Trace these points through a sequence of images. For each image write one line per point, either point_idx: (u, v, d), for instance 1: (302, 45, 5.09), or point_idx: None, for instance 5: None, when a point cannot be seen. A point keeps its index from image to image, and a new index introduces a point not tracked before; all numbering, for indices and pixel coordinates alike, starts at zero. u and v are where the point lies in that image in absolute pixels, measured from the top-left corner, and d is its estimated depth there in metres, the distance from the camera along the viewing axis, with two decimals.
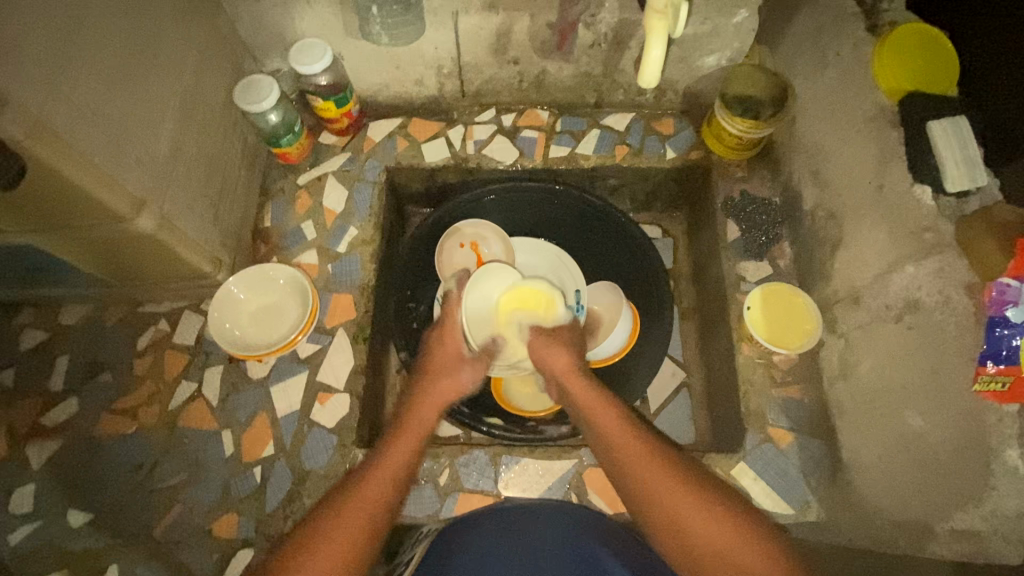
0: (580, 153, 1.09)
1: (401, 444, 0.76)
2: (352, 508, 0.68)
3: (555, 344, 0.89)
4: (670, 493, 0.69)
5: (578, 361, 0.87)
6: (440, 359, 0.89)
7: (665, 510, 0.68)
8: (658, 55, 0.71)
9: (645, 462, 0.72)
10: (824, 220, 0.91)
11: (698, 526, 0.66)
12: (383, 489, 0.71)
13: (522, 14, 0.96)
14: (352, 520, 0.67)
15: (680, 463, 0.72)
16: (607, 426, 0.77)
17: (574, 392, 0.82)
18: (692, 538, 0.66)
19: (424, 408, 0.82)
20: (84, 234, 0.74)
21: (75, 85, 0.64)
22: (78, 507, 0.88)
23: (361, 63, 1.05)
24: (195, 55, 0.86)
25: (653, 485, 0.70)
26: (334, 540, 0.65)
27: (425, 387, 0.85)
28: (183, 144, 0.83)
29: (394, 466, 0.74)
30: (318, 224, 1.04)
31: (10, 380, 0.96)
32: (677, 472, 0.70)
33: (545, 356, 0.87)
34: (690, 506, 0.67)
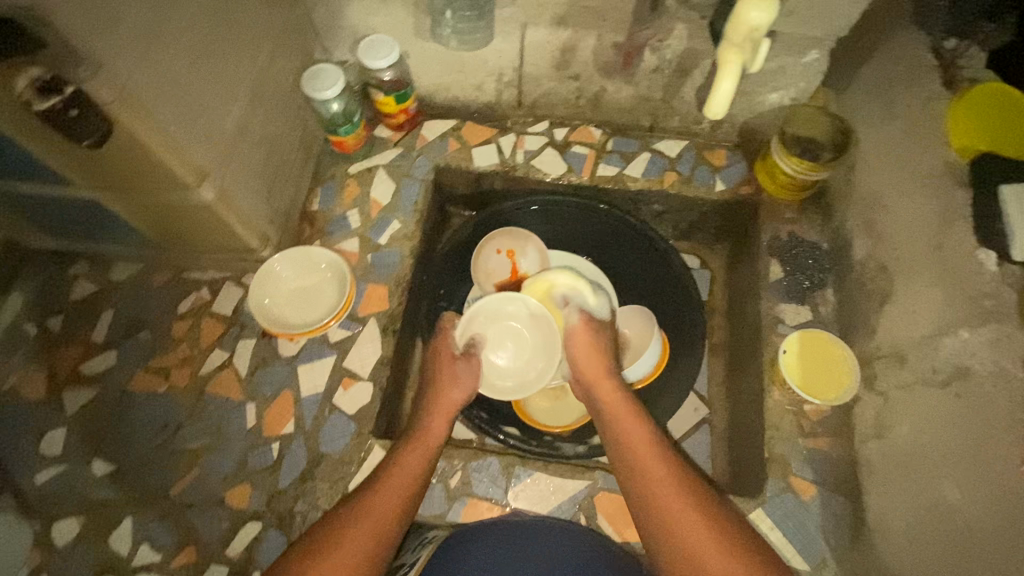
0: (628, 175, 1.09)
1: (409, 459, 0.78)
2: (360, 516, 0.72)
3: (593, 336, 0.90)
4: (690, 527, 0.69)
5: (611, 363, 0.88)
6: (441, 366, 0.90)
7: (680, 538, 0.69)
8: (726, 86, 0.71)
9: (668, 490, 0.73)
10: (874, 273, 0.90)
11: (711, 558, 0.67)
12: (393, 503, 0.74)
13: (590, 33, 0.96)
14: (359, 534, 0.70)
15: (702, 490, 0.73)
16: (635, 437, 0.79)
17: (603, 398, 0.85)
18: (705, 567, 0.67)
19: (435, 423, 0.84)
20: (150, 198, 0.77)
21: (165, 59, 0.66)
22: (103, 458, 0.91)
23: (425, 63, 1.07)
24: (271, 39, 0.89)
25: (672, 515, 0.71)
26: (352, 547, 0.69)
27: (435, 399, 0.87)
28: (250, 124, 0.86)
29: (404, 477, 0.76)
30: (363, 214, 1.06)
31: (59, 327, 1.00)
32: (699, 505, 0.71)
33: (581, 349, 0.88)
34: (706, 544, 0.68)
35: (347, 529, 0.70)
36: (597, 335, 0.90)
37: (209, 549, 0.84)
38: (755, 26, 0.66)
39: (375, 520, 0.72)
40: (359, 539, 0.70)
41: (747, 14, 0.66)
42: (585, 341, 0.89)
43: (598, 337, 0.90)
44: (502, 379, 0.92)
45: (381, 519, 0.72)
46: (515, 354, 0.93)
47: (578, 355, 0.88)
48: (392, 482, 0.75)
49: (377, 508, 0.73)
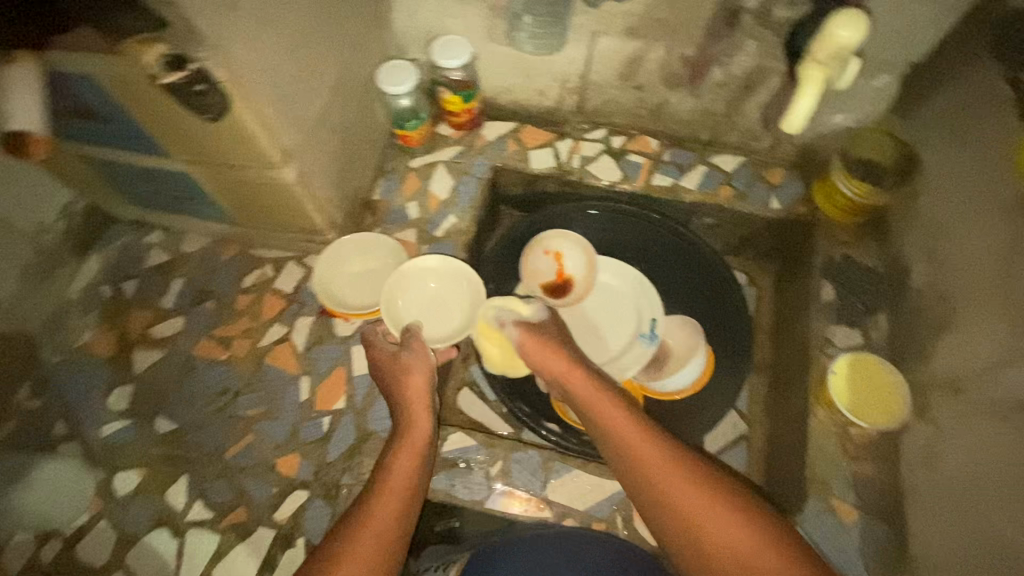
0: (683, 186, 1.11)
1: (399, 462, 0.77)
2: (363, 524, 0.70)
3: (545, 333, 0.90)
4: (705, 515, 0.69)
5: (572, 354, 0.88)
6: (389, 366, 0.89)
7: (697, 529, 0.69)
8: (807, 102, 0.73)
9: (672, 478, 0.72)
10: (933, 303, 0.89)
11: (733, 541, 0.67)
12: (394, 506, 0.72)
13: (659, 45, 0.98)
14: (371, 530, 0.69)
15: (703, 472, 0.73)
16: (620, 429, 0.78)
17: (578, 391, 0.84)
18: (730, 551, 0.66)
19: (416, 419, 0.83)
20: (237, 174, 0.82)
21: (272, 45, 0.70)
22: (165, 417, 0.96)
23: (493, 65, 1.10)
24: (356, 33, 0.94)
25: (685, 503, 0.71)
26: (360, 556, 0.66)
27: (404, 394, 0.85)
28: (331, 112, 0.90)
29: (398, 480, 0.75)
30: (421, 207, 1.10)
31: (132, 291, 1.06)
32: (705, 491, 0.71)
33: (540, 347, 0.88)
34: (725, 523, 0.68)
35: (351, 540, 0.68)
36: (549, 333, 0.91)
37: (258, 511, 0.89)
38: (843, 44, 0.69)
39: (379, 527, 0.70)
40: (367, 546, 0.68)
41: (835, 32, 0.69)
42: (539, 340, 0.89)
43: (551, 334, 0.90)
44: (451, 323, 0.99)
45: (386, 525, 0.70)
46: (444, 298, 1.00)
47: (539, 356, 0.88)
48: (391, 481, 0.75)
49: (379, 515, 0.71)
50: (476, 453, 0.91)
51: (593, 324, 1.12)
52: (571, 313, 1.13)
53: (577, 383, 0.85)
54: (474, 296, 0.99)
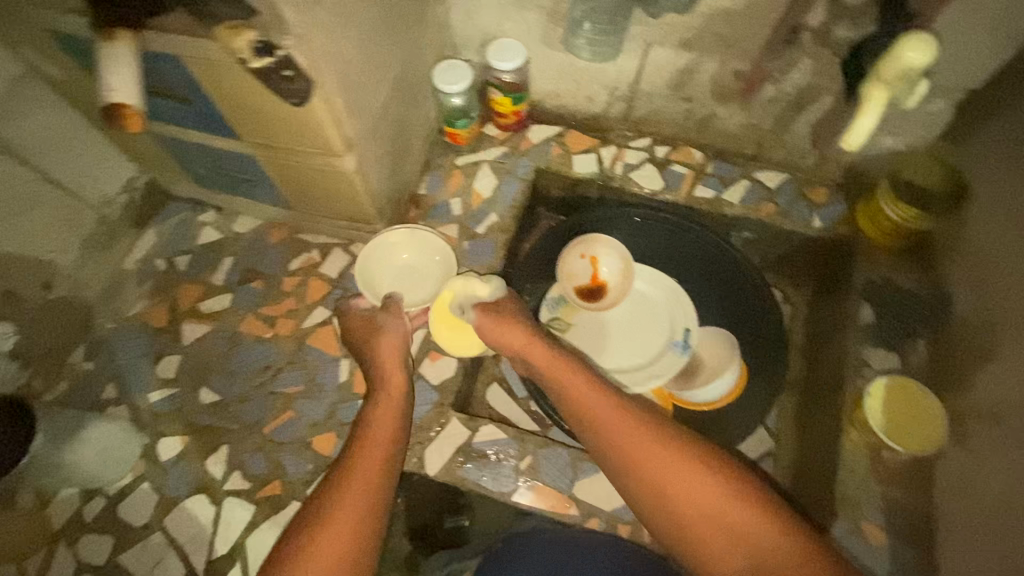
0: (725, 199, 1.11)
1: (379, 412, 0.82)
2: (350, 468, 0.74)
3: (501, 310, 0.93)
4: (669, 472, 0.73)
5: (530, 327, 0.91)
6: (363, 329, 0.93)
7: (662, 484, 0.73)
8: (869, 120, 0.75)
9: (635, 442, 0.76)
10: (978, 332, 0.88)
11: (694, 490, 0.72)
12: (378, 451, 0.76)
13: (713, 58, 0.99)
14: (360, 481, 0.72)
15: (665, 431, 0.77)
16: (584, 398, 0.81)
17: (540, 363, 0.87)
18: (691, 501, 0.71)
19: (390, 372, 0.87)
20: (300, 159, 0.86)
21: (347, 38, 0.74)
22: (209, 388, 1.00)
23: (545, 70, 1.13)
24: (418, 31, 0.97)
25: (650, 466, 0.74)
26: (348, 497, 0.71)
27: (378, 352, 0.89)
28: (390, 105, 0.93)
29: (380, 427, 0.80)
30: (464, 203, 1.13)
31: (184, 266, 1.11)
32: (669, 448, 0.75)
33: (498, 323, 0.91)
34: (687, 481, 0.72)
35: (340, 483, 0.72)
36: (504, 310, 0.93)
37: (293, 486, 0.92)
38: (911, 66, 0.71)
39: (366, 470, 0.74)
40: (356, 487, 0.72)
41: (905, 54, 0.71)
42: (496, 318, 0.92)
43: (507, 311, 0.93)
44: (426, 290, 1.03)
45: (372, 468, 0.74)
46: (417, 271, 1.04)
47: (500, 334, 0.91)
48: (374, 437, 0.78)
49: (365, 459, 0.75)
50: (506, 446, 0.93)
51: (625, 330, 1.13)
52: (603, 317, 1.14)
53: (534, 353, 0.88)
54: (445, 269, 1.03)
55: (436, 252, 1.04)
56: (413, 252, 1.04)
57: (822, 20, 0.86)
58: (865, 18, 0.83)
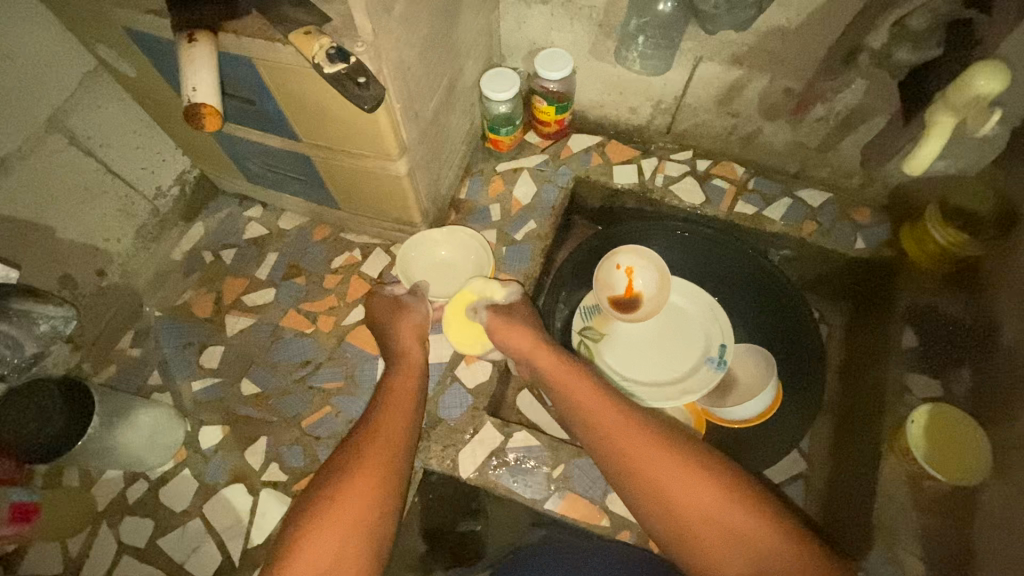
0: (765, 216, 1.11)
1: (399, 388, 0.85)
2: (370, 439, 0.77)
3: (512, 314, 0.95)
4: (664, 476, 0.74)
5: (537, 331, 0.93)
6: (384, 310, 0.97)
7: (656, 487, 0.74)
8: (932, 146, 0.75)
9: (631, 441, 0.78)
10: (1020, 361, 0.84)
11: (689, 495, 0.73)
12: (398, 425, 0.80)
13: (762, 76, 0.99)
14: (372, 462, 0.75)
15: (664, 436, 0.78)
16: (586, 401, 0.83)
17: (545, 366, 0.89)
18: (684, 506, 0.72)
19: (409, 352, 0.91)
20: (353, 162, 0.88)
21: (408, 46, 0.76)
22: (250, 380, 1.03)
23: (591, 80, 1.14)
24: (470, 39, 0.99)
25: (645, 466, 0.76)
26: (370, 464, 0.74)
27: (397, 333, 0.93)
28: (440, 110, 0.95)
29: (399, 403, 0.83)
30: (504, 209, 1.15)
31: (230, 259, 1.14)
32: (667, 453, 0.76)
33: (507, 325, 0.93)
34: (681, 482, 0.73)
35: (361, 452, 0.76)
36: (515, 313, 0.96)
37: None
38: (981, 94, 0.71)
39: (385, 442, 0.77)
40: (377, 457, 0.75)
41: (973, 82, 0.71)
42: (507, 322, 0.93)
43: (518, 316, 0.95)
44: (456, 286, 1.04)
45: (390, 441, 0.78)
46: (452, 265, 1.05)
47: (508, 337, 0.93)
48: (390, 411, 0.81)
49: (388, 429, 0.79)
50: (539, 453, 0.93)
51: (659, 343, 1.12)
52: (637, 329, 1.14)
53: (541, 357, 0.90)
54: (477, 266, 1.04)
55: (474, 252, 1.05)
56: (453, 249, 1.06)
57: (883, 43, 0.85)
58: (927, 43, 0.80)
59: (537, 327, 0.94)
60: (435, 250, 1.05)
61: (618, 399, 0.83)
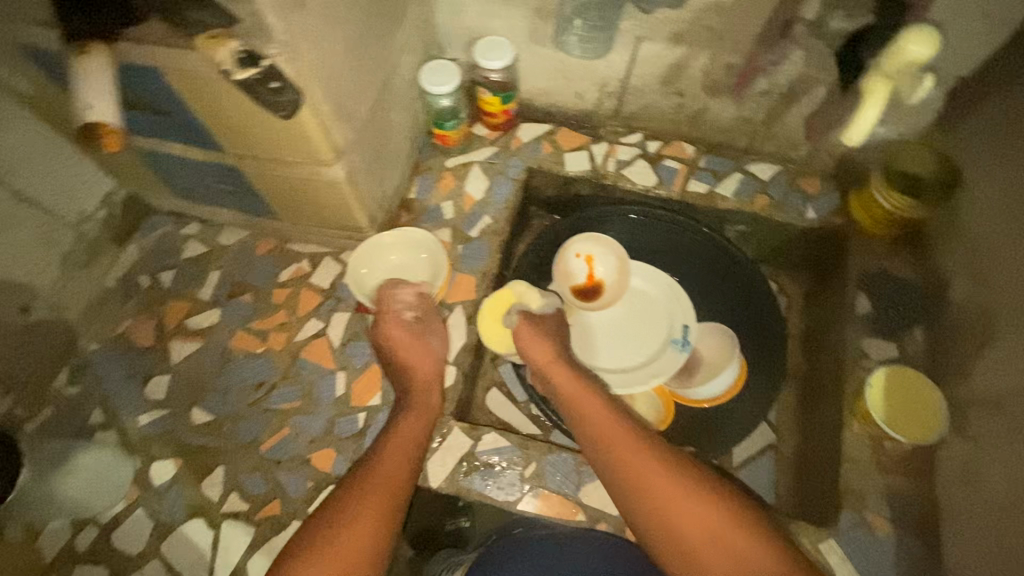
0: (718, 194, 1.11)
1: (405, 423, 0.85)
2: (372, 478, 0.78)
3: (538, 328, 0.94)
4: (674, 502, 0.74)
5: (558, 349, 0.93)
6: (392, 331, 0.93)
7: (665, 514, 0.75)
8: (870, 115, 0.76)
9: (642, 465, 0.77)
10: (972, 316, 0.89)
11: (698, 522, 0.73)
12: (401, 463, 0.80)
13: (704, 52, 0.98)
14: (370, 510, 0.75)
15: (675, 459, 0.79)
16: (599, 421, 0.83)
17: (561, 385, 0.89)
18: (691, 533, 0.73)
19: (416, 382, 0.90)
20: (286, 170, 0.83)
21: (331, 43, 0.71)
22: (201, 407, 0.97)
23: (534, 67, 1.11)
24: (402, 33, 0.94)
25: (654, 492, 0.75)
26: (368, 506, 0.75)
27: (405, 360, 0.92)
28: (377, 109, 0.91)
29: (404, 440, 0.83)
30: (456, 206, 1.11)
31: (169, 281, 1.07)
32: (679, 478, 0.76)
33: (532, 339, 0.92)
34: (686, 505, 0.74)
35: (361, 493, 0.76)
36: (542, 327, 0.95)
37: (294, 504, 0.89)
38: (914, 60, 0.72)
39: (386, 481, 0.78)
40: (376, 498, 0.76)
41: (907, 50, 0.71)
42: (533, 335, 0.93)
43: (543, 331, 0.94)
44: None
45: (391, 481, 0.78)
46: (404, 268, 1.02)
47: (529, 348, 0.92)
48: (395, 447, 0.82)
49: (391, 466, 0.80)
50: (509, 453, 0.91)
51: (625, 329, 1.12)
52: (602, 317, 1.12)
53: (555, 376, 0.90)
54: (433, 270, 1.01)
55: (425, 250, 1.01)
56: (402, 251, 1.01)
57: (817, 13, 0.85)
58: (861, 10, 0.82)
59: (558, 344, 0.94)
60: (385, 255, 1.00)
61: (630, 424, 0.83)
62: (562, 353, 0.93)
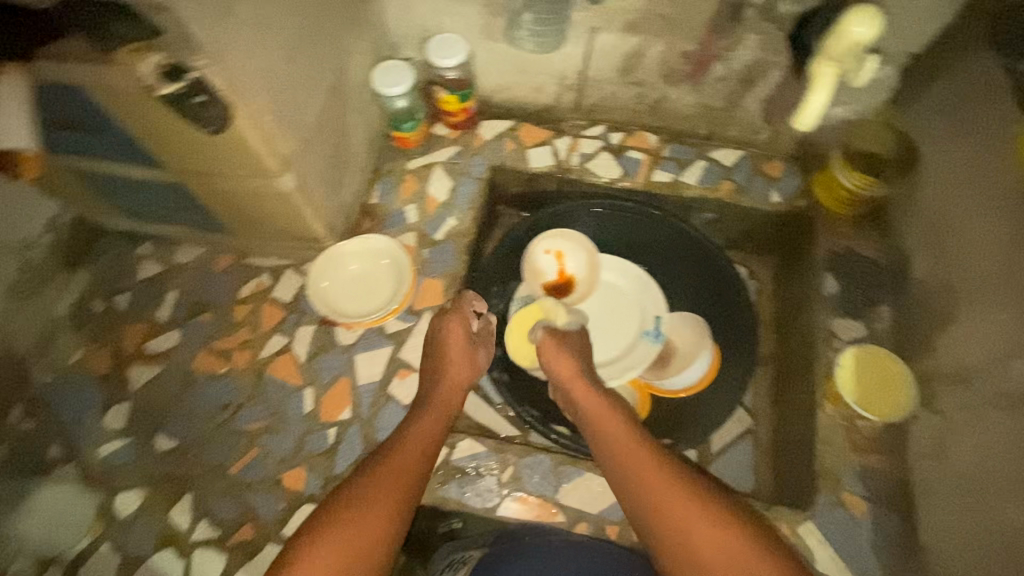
0: (683, 182, 1.10)
1: (426, 422, 0.81)
2: (388, 470, 0.73)
3: (565, 346, 0.93)
4: (696, 533, 0.68)
5: (584, 369, 0.90)
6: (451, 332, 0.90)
7: (685, 544, 0.68)
8: (819, 98, 0.76)
9: (665, 489, 0.72)
10: (936, 292, 0.90)
11: (720, 556, 0.66)
12: (419, 461, 0.76)
13: (658, 41, 0.97)
14: (385, 501, 0.70)
15: (700, 485, 0.72)
16: (620, 440, 0.78)
17: (585, 404, 0.85)
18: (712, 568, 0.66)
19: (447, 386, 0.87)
20: (233, 184, 0.80)
21: (265, 49, 0.68)
22: (165, 433, 0.94)
23: (490, 63, 1.08)
24: (349, 35, 0.91)
25: (676, 518, 0.69)
26: (378, 499, 0.70)
27: (446, 361, 0.89)
28: (326, 115, 0.88)
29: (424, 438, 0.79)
30: (420, 209, 1.08)
31: (124, 305, 1.03)
32: (703, 507, 0.70)
33: (557, 356, 0.90)
34: (695, 510, 0.69)
35: (375, 483, 0.71)
36: (567, 345, 0.93)
37: (266, 527, 0.87)
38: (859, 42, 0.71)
39: (403, 475, 0.73)
40: (390, 492, 0.71)
41: (852, 31, 0.70)
42: (560, 353, 0.91)
43: (569, 349, 0.93)
44: (376, 298, 0.98)
45: (406, 479, 0.73)
46: (366, 277, 0.99)
47: (553, 364, 0.90)
48: (414, 442, 0.78)
49: (409, 461, 0.75)
50: (485, 459, 0.90)
51: (600, 325, 1.11)
52: None
53: (581, 394, 0.86)
54: (396, 276, 0.99)
55: (384, 256, 1.00)
56: (362, 260, 0.99)
57: None
58: None
59: (583, 363, 0.91)
60: (343, 266, 0.98)
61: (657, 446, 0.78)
62: (587, 373, 0.90)
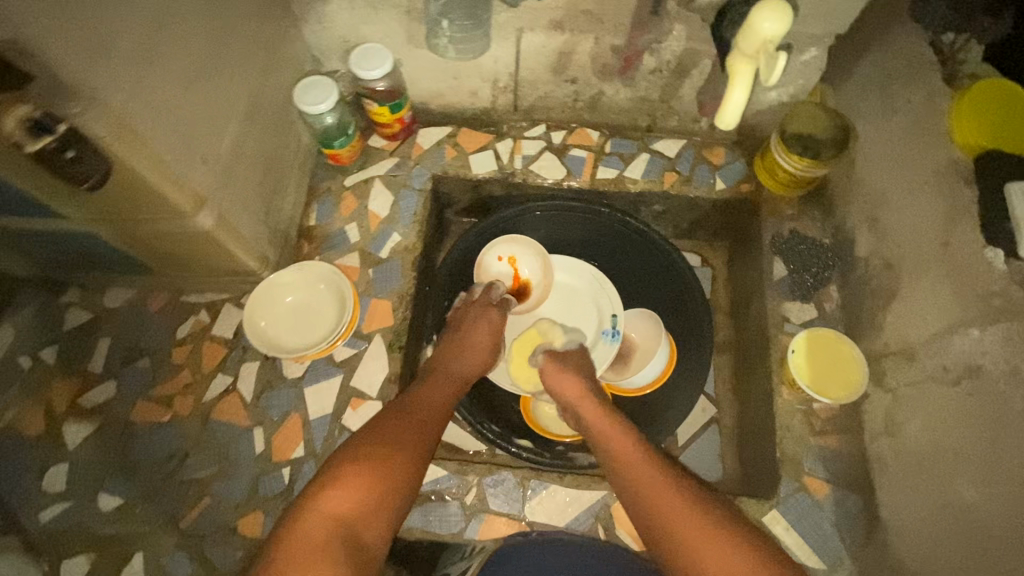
0: (627, 177, 1.08)
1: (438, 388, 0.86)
2: (407, 419, 0.78)
3: (567, 364, 0.95)
4: (694, 538, 0.68)
5: (589, 384, 0.91)
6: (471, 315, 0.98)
7: (684, 545, 0.68)
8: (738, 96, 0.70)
9: (665, 492, 0.73)
10: (879, 270, 0.91)
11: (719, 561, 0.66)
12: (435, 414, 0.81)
13: (587, 37, 0.95)
14: (407, 441, 0.74)
15: (698, 493, 0.73)
16: (621, 447, 0.79)
17: (587, 416, 0.86)
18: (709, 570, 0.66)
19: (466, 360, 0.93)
20: (146, 227, 0.75)
21: (156, 84, 0.64)
22: (109, 491, 0.90)
23: (420, 71, 1.04)
24: (262, 54, 0.86)
25: (675, 523, 0.70)
26: (398, 440, 0.74)
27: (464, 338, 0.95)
28: (245, 143, 0.83)
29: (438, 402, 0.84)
30: (362, 228, 1.04)
31: (52, 358, 0.97)
32: (702, 513, 0.70)
33: (559, 374, 0.92)
34: (694, 514, 0.70)
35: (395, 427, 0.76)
36: (571, 364, 0.95)
37: None
38: (769, 36, 0.69)
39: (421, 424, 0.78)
40: (410, 435, 0.75)
41: (762, 24, 0.69)
42: (562, 372, 0.93)
43: (573, 366, 0.95)
44: (320, 328, 0.95)
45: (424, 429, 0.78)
46: (305, 307, 0.96)
47: (558, 385, 0.91)
48: (429, 400, 0.83)
49: (428, 412, 0.80)
50: (447, 483, 0.88)
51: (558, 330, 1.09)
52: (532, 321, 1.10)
53: (585, 408, 0.87)
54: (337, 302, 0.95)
55: (322, 283, 0.96)
56: (298, 290, 0.96)
57: None
58: None
59: (587, 377, 0.93)
60: (279, 298, 0.95)
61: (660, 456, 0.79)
62: (591, 387, 0.91)
